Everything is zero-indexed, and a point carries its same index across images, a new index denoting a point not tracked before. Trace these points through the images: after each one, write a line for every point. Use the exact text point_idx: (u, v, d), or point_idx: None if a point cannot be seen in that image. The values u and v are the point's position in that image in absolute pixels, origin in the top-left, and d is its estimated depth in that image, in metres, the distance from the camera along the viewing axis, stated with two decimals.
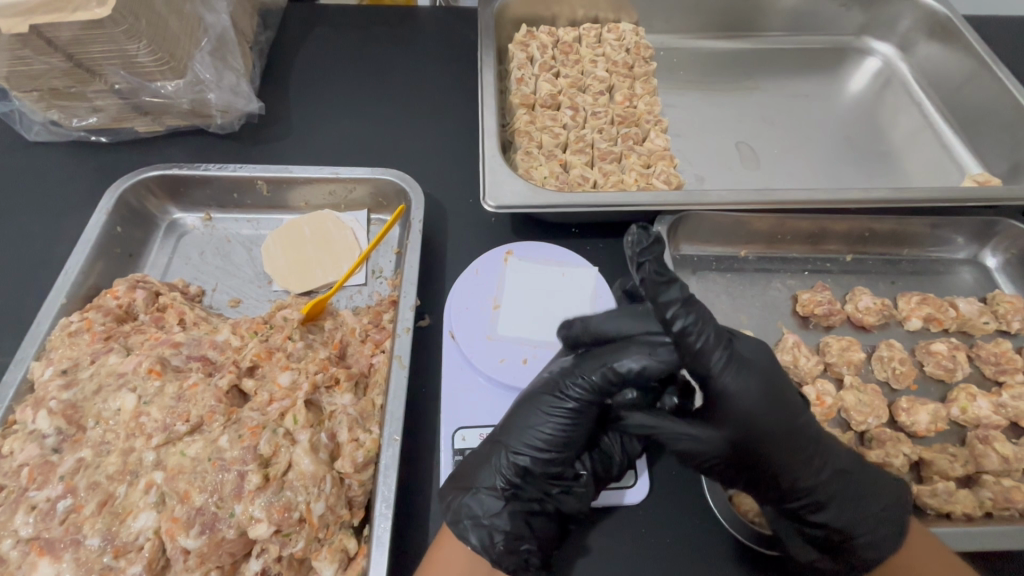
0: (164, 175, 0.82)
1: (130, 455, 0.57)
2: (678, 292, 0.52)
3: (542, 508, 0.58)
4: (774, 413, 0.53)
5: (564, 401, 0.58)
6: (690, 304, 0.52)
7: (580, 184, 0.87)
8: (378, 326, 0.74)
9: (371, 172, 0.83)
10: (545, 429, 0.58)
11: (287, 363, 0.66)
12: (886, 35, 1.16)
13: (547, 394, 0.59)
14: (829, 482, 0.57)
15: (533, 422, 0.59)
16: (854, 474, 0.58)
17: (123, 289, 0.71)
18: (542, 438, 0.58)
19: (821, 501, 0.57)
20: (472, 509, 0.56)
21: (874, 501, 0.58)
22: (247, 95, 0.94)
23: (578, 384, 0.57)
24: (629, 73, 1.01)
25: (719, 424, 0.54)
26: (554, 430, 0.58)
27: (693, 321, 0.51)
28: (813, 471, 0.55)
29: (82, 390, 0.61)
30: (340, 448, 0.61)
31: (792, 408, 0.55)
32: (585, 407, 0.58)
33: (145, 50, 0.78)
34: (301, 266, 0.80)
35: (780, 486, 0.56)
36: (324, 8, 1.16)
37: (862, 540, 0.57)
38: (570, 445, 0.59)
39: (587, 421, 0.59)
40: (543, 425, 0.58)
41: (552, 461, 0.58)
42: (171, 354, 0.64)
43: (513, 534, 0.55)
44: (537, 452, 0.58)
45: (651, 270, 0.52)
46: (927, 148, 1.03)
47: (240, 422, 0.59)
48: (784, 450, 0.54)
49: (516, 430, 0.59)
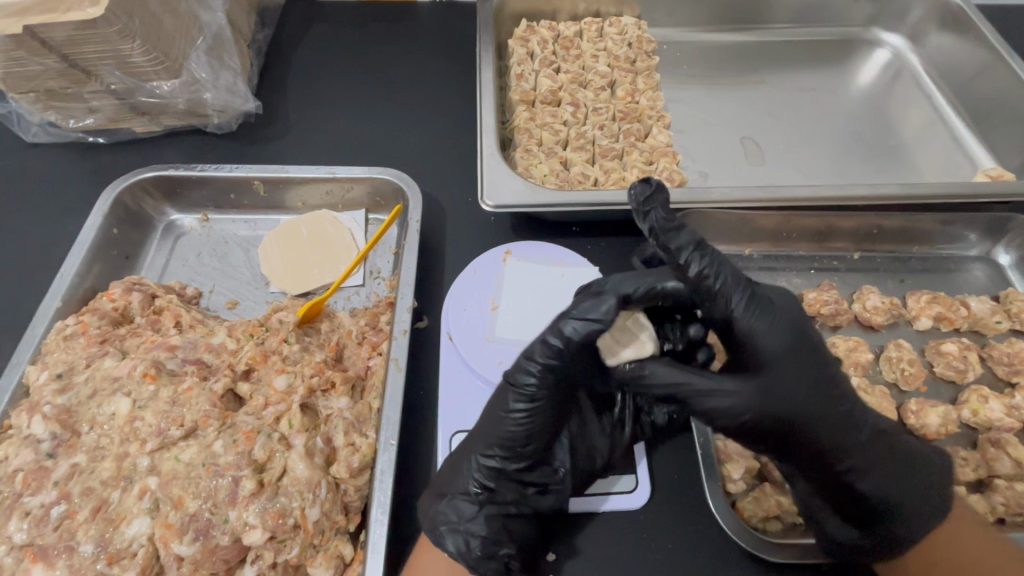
0: (161, 176, 0.81)
1: (124, 461, 0.56)
2: (689, 236, 0.52)
3: (518, 510, 0.57)
4: (802, 359, 0.54)
5: (522, 395, 0.54)
6: (703, 248, 0.52)
7: (581, 182, 0.86)
8: (375, 328, 0.73)
9: (368, 171, 0.82)
10: (508, 427, 0.55)
11: (282, 366, 0.65)
12: (896, 26, 1.13)
13: (505, 391, 0.56)
14: (869, 444, 0.55)
15: (497, 421, 0.56)
16: (888, 437, 0.56)
17: (118, 292, 0.71)
18: (505, 438, 0.56)
19: (860, 465, 0.55)
20: (449, 516, 0.56)
21: (894, 469, 0.56)
22: (244, 95, 0.93)
23: (529, 372, 0.53)
24: (630, 67, 0.99)
25: (759, 373, 0.53)
26: (517, 426, 0.55)
27: (710, 263, 0.52)
28: (850, 430, 0.55)
29: (76, 395, 0.61)
30: (336, 452, 0.60)
31: (821, 357, 0.55)
32: (541, 394, 0.54)
33: (139, 50, 0.77)
34: (298, 268, 0.79)
35: (823, 445, 0.54)
36: (323, 5, 1.15)
37: (897, 513, 0.56)
38: (535, 443, 0.56)
39: (547, 417, 0.56)
40: (505, 423, 0.55)
41: (520, 460, 0.57)
42: (165, 358, 0.64)
43: (489, 539, 0.55)
44: (503, 453, 0.56)
45: (661, 217, 0.52)
46: (938, 142, 1.01)
47: (234, 426, 0.59)
48: (816, 402, 0.53)
49: (482, 432, 0.57)
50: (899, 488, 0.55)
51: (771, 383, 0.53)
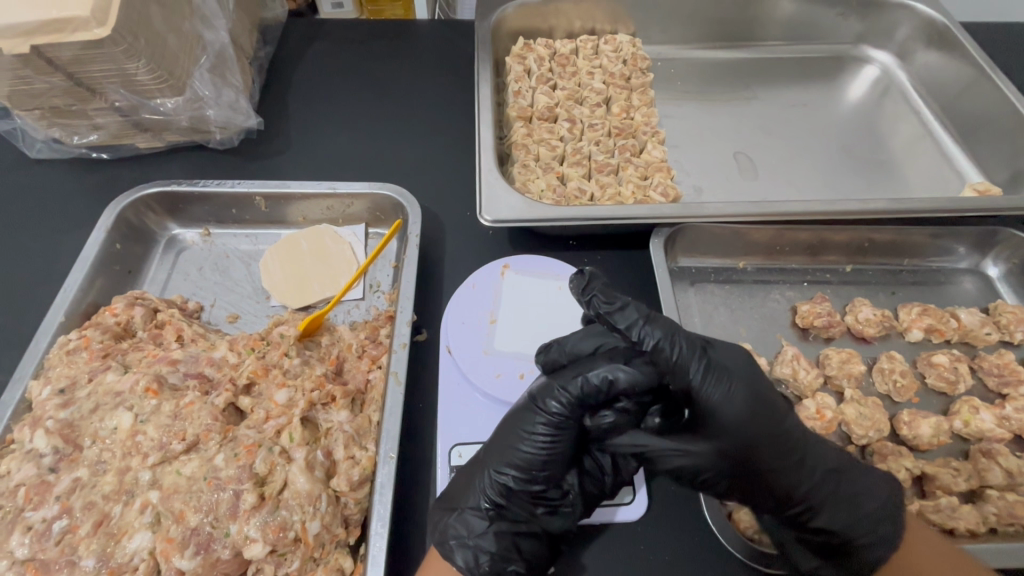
0: (163, 192, 0.82)
1: (126, 475, 0.57)
2: (635, 311, 0.55)
3: (529, 529, 0.58)
4: (759, 419, 0.53)
5: (545, 418, 0.56)
6: (652, 321, 0.55)
7: (577, 197, 0.87)
8: (374, 341, 0.73)
9: (368, 186, 0.83)
10: (528, 448, 0.57)
11: (283, 380, 0.66)
12: (884, 44, 1.16)
13: (528, 411, 0.57)
14: (822, 484, 0.56)
15: (516, 441, 0.58)
16: (844, 478, 0.57)
17: (121, 306, 0.72)
18: (524, 460, 0.57)
19: (814, 507, 0.56)
20: (458, 530, 0.56)
21: (851, 510, 0.56)
22: (246, 111, 0.95)
23: (556, 397, 0.55)
24: (626, 84, 1.01)
25: (715, 437, 0.53)
26: (536, 448, 0.57)
27: (661, 335, 0.54)
28: (803, 477, 0.55)
29: (78, 409, 0.61)
30: (336, 466, 0.61)
31: (779, 414, 0.55)
32: (563, 419, 0.56)
33: (144, 69, 0.79)
34: (299, 282, 0.80)
35: (778, 492, 0.55)
36: (324, 24, 1.17)
37: (856, 544, 0.56)
38: (553, 465, 0.57)
39: (569, 442, 0.57)
40: (525, 445, 0.57)
41: (536, 480, 0.57)
42: (168, 372, 0.65)
43: (499, 557, 0.55)
44: (519, 474, 0.57)
45: (601, 303, 0.56)
46: (926, 157, 1.03)
47: (236, 440, 0.60)
48: (772, 453, 0.54)
49: (495, 449, 0.58)
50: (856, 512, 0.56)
51: (732, 446, 0.53)
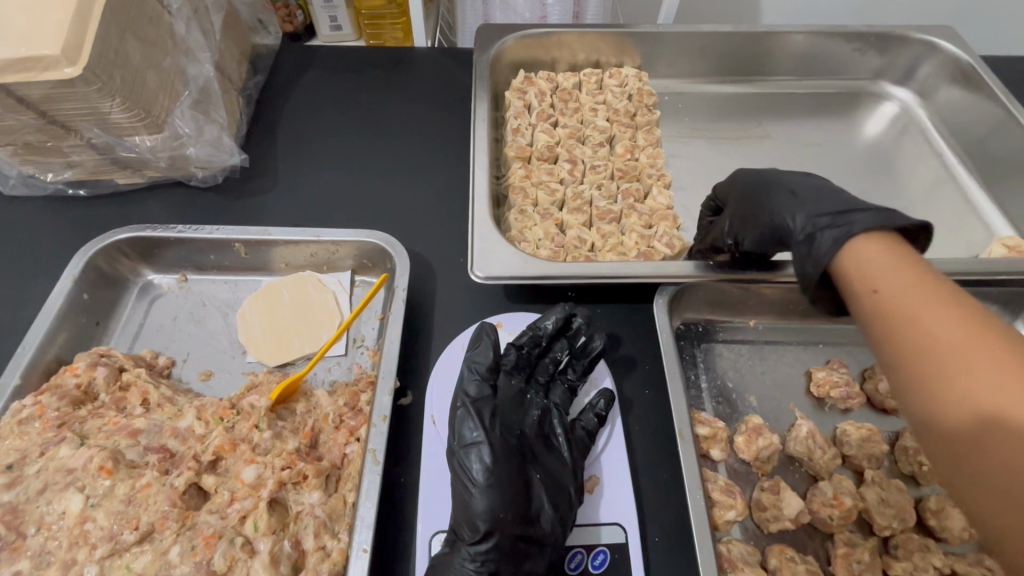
0: (137, 238, 0.78)
1: (70, 570, 0.52)
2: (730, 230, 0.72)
3: None
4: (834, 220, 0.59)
5: (476, 455, 0.56)
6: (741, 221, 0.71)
7: (577, 247, 0.82)
8: (353, 408, 0.67)
9: (355, 234, 0.78)
10: (478, 496, 0.55)
11: (252, 456, 0.60)
12: (903, 80, 1.10)
13: (462, 456, 0.57)
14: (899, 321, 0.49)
15: (467, 494, 0.55)
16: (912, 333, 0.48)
17: (83, 367, 0.66)
18: (479, 512, 0.54)
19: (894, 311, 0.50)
20: None
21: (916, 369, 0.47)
22: (230, 149, 0.90)
23: (471, 429, 0.58)
24: (630, 122, 0.96)
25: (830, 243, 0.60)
26: (485, 494, 0.55)
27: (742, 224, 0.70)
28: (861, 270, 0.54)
29: (25, 490, 0.56)
30: (304, 557, 0.56)
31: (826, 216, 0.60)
32: (494, 449, 0.57)
33: (118, 108, 0.74)
34: (278, 337, 0.76)
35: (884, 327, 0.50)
36: (317, 50, 1.12)
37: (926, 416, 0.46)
38: (509, 504, 0.55)
39: (508, 464, 0.57)
40: (474, 493, 0.55)
41: (505, 522, 0.54)
42: (126, 446, 0.60)
43: None
44: (478, 528, 0.54)
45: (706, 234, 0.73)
46: (948, 203, 0.97)
47: (194, 529, 0.55)
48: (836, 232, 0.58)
49: (455, 510, 0.56)
50: (911, 372, 0.46)
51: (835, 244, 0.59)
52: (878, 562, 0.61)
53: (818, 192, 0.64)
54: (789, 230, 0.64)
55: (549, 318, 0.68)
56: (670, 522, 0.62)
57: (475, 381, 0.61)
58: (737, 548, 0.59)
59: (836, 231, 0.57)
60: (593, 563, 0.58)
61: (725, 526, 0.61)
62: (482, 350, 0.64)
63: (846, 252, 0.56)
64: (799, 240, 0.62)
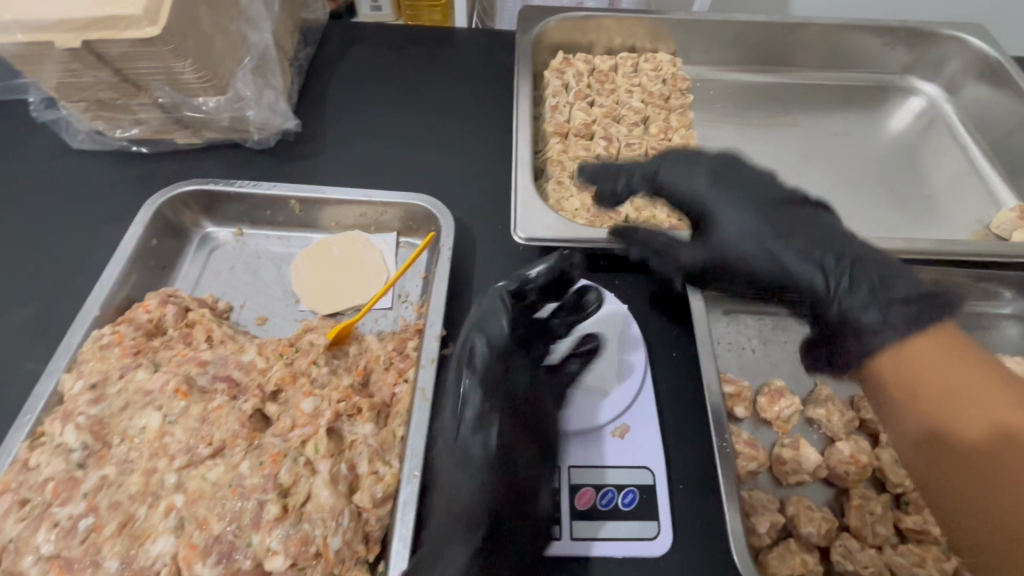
0: (200, 191, 0.83)
1: (151, 477, 0.57)
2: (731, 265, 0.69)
3: (523, 521, 0.60)
4: (888, 309, 0.58)
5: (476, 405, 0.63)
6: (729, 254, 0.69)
7: (612, 218, 0.86)
8: (401, 353, 0.72)
9: (404, 196, 0.83)
10: (476, 440, 0.62)
11: (310, 389, 0.65)
12: (932, 76, 1.13)
13: (466, 407, 0.64)
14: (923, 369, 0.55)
15: (468, 438, 0.62)
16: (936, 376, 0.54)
17: (154, 303, 0.72)
18: (478, 452, 0.61)
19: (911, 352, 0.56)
20: (454, 543, 0.58)
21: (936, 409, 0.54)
22: (284, 114, 0.95)
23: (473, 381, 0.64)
24: (665, 104, 1.00)
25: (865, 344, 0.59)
26: (484, 440, 0.62)
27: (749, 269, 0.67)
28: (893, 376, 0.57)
29: (109, 406, 0.62)
30: (359, 480, 0.60)
31: (867, 304, 0.59)
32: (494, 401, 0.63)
33: (190, 68, 0.80)
34: (328, 289, 0.81)
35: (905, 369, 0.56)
36: (362, 27, 1.17)
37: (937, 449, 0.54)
38: (507, 450, 0.62)
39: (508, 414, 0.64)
40: (473, 438, 0.62)
41: (501, 462, 0.61)
42: (197, 373, 0.65)
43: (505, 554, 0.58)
44: (480, 465, 0.61)
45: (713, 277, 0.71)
46: (970, 194, 1.00)
47: (261, 448, 0.60)
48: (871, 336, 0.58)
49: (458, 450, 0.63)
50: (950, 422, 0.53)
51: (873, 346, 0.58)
52: (891, 516, 0.65)
53: (854, 262, 0.62)
54: (824, 302, 0.63)
55: (545, 274, 0.70)
56: (696, 469, 0.67)
57: (482, 340, 0.66)
58: (758, 494, 0.64)
59: (875, 332, 0.57)
60: (622, 501, 0.64)
61: (746, 475, 0.66)
62: (488, 310, 0.68)
63: (889, 355, 0.56)
64: (839, 321, 0.61)
